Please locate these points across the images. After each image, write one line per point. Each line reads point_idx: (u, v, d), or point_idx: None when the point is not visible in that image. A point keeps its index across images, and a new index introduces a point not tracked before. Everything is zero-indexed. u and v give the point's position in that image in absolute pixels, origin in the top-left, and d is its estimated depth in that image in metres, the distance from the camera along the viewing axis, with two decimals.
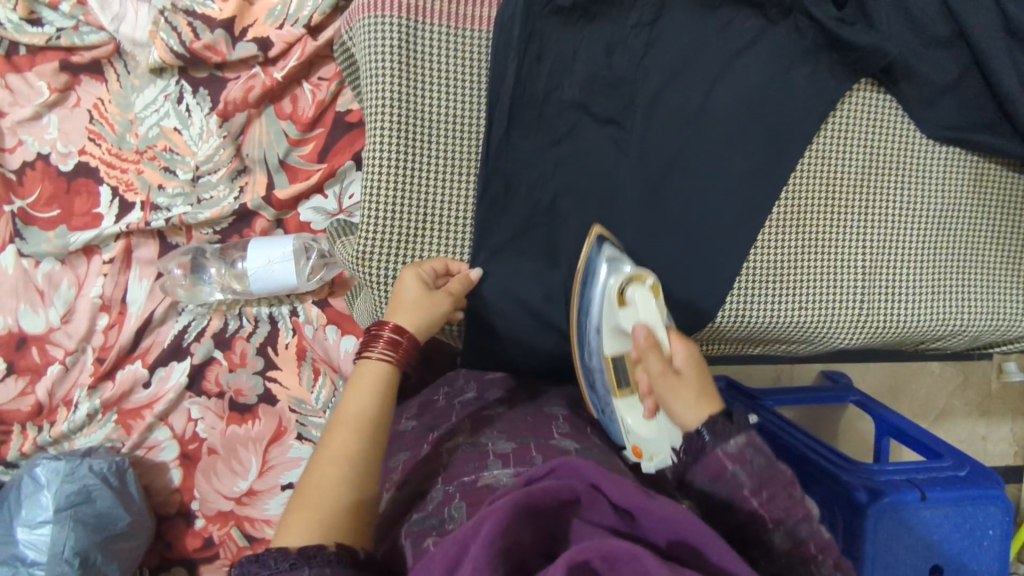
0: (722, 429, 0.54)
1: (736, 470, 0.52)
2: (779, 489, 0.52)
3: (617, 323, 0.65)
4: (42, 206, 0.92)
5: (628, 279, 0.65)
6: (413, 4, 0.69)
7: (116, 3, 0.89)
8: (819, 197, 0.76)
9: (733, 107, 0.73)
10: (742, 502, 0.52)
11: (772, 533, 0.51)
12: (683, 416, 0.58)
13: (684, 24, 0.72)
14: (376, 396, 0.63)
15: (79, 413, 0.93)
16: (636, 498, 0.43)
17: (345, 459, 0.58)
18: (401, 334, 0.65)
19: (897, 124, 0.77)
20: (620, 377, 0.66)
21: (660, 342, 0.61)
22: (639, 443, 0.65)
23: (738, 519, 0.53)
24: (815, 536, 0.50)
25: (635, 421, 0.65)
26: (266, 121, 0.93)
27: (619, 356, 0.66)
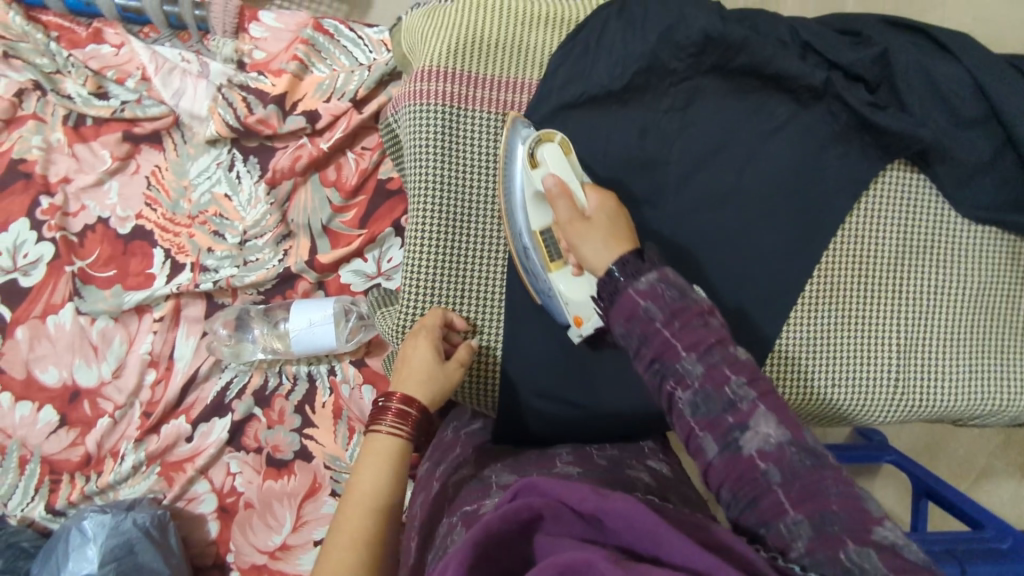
0: (632, 269, 0.57)
1: (647, 304, 0.55)
2: (693, 319, 0.53)
3: (534, 190, 0.68)
4: (100, 266, 0.98)
5: (537, 140, 0.68)
6: (455, 92, 0.72)
7: (176, 79, 0.96)
8: (851, 276, 0.76)
9: (765, 189, 0.74)
10: (655, 335, 0.54)
11: (684, 361, 0.52)
12: (593, 257, 0.61)
13: (718, 106, 0.73)
14: (390, 469, 0.62)
15: (125, 464, 0.96)
16: (593, 502, 0.43)
17: (361, 542, 0.57)
18: (409, 405, 0.65)
19: (930, 204, 0.77)
20: (551, 250, 0.68)
21: (573, 193, 0.65)
22: (579, 311, 0.67)
23: (653, 353, 0.54)
24: (729, 362, 0.52)
25: (567, 288, 0.68)
26: (311, 188, 0.97)
27: (544, 230, 0.69)
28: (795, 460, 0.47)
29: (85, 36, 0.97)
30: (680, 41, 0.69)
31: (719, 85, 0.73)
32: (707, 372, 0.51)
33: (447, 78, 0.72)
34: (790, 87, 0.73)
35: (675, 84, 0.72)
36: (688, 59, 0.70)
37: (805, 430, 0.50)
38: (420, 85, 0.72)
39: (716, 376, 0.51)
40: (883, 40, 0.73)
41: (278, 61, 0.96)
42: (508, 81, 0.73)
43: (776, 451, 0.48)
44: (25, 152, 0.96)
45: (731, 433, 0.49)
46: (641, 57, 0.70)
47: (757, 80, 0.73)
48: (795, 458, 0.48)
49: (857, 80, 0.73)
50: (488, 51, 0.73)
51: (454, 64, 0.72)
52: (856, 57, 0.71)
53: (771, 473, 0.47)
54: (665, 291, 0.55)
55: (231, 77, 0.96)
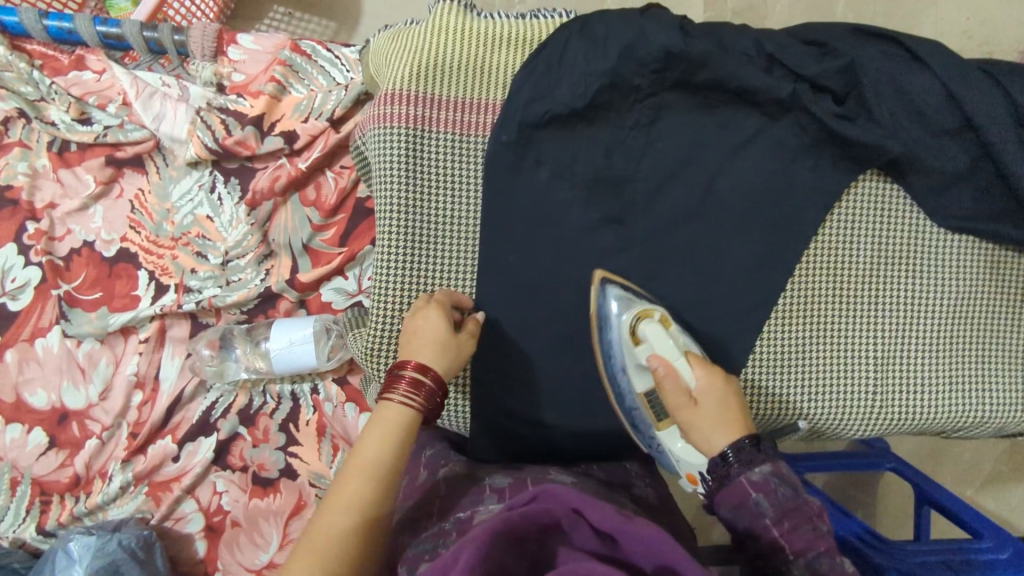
0: (746, 458, 0.60)
1: (759, 497, 0.58)
2: (804, 523, 0.56)
3: (636, 363, 0.70)
4: (86, 288, 0.99)
5: (635, 317, 0.70)
6: (417, 115, 0.72)
7: (157, 103, 0.97)
8: (825, 289, 0.75)
9: (734, 202, 0.74)
10: (762, 532, 0.57)
11: (789, 564, 0.55)
12: (702, 442, 0.63)
13: (684, 120, 0.73)
14: (394, 442, 0.62)
15: (112, 485, 0.97)
16: (614, 522, 0.48)
17: (356, 506, 0.58)
18: (425, 374, 0.64)
19: (904, 214, 0.76)
20: (656, 410, 0.69)
21: (678, 371, 0.65)
22: (690, 470, 0.67)
23: (758, 550, 0.58)
24: (836, 569, 0.54)
25: (677, 447, 0.68)
26: (291, 208, 0.98)
27: (649, 392, 0.70)
28: None
29: (67, 63, 0.99)
30: (642, 58, 0.69)
31: (684, 100, 0.73)
32: (810, 572, 0.54)
33: (410, 101, 0.72)
34: (755, 101, 0.72)
35: (640, 100, 0.72)
36: (651, 75, 0.70)
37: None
38: (383, 108, 0.72)
39: (818, 573, 0.54)
40: (849, 51, 0.72)
41: (257, 83, 0.97)
42: (471, 101, 0.73)
43: None
44: (11, 178, 0.98)
45: None
46: (603, 75, 0.70)
47: (722, 94, 0.72)
48: None
49: (824, 92, 0.73)
50: (450, 72, 0.73)
51: (416, 86, 0.72)
52: (820, 68, 0.71)
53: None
54: (778, 489, 0.58)
55: (211, 99, 0.97)
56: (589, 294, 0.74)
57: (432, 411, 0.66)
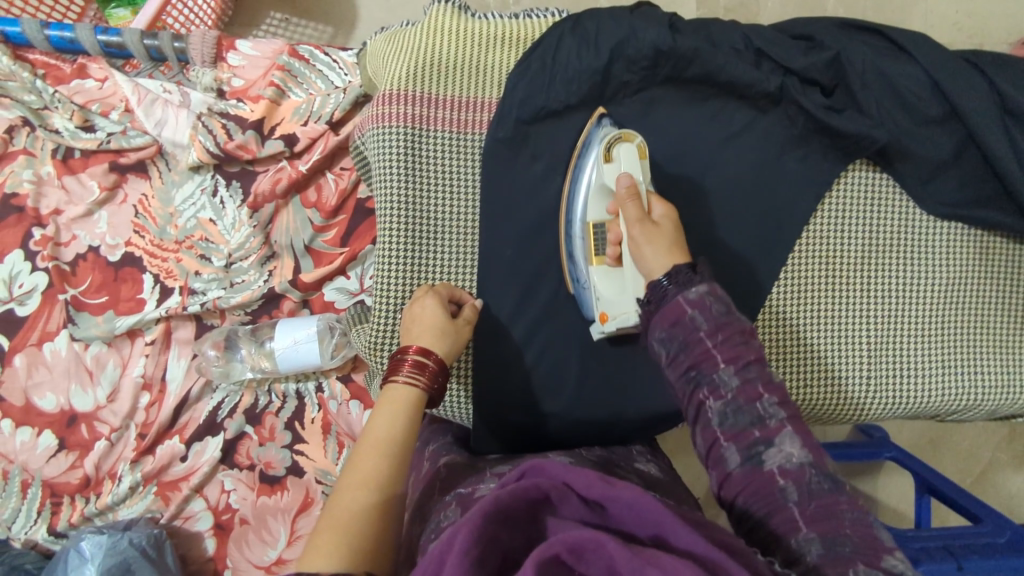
0: (684, 279, 0.59)
1: (695, 314, 0.57)
2: (735, 336, 0.56)
3: (601, 183, 0.69)
4: (92, 293, 1.00)
5: (617, 138, 0.69)
6: (416, 114, 0.73)
7: (158, 109, 0.98)
8: (818, 277, 0.77)
9: (727, 193, 0.75)
10: (696, 344, 0.56)
11: (721, 372, 0.55)
12: (648, 260, 0.62)
13: (676, 115, 0.75)
14: (404, 420, 0.64)
15: (122, 485, 0.98)
16: (602, 490, 0.49)
17: (371, 485, 0.59)
18: (427, 356, 0.66)
19: (894, 202, 0.78)
20: (597, 242, 0.70)
21: (639, 194, 0.66)
22: (606, 308, 0.70)
23: (690, 361, 0.56)
24: (763, 378, 0.55)
25: (604, 281, 0.70)
26: (292, 210, 1.00)
27: (599, 222, 0.70)
28: (814, 481, 0.51)
29: (70, 71, 1.00)
30: (632, 56, 0.71)
31: (675, 95, 0.75)
32: (742, 383, 0.55)
33: (408, 100, 0.73)
34: (745, 94, 0.74)
35: (631, 95, 0.74)
36: (642, 71, 0.72)
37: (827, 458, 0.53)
38: (382, 108, 0.73)
39: (749, 388, 0.55)
40: (836, 44, 0.74)
41: (256, 87, 0.99)
42: (467, 100, 0.75)
43: (797, 471, 0.52)
44: (16, 186, 0.99)
45: (755, 446, 0.53)
46: (595, 72, 0.72)
47: (712, 88, 0.74)
48: (813, 480, 0.51)
49: (812, 84, 0.74)
50: (447, 72, 0.74)
51: (414, 86, 0.73)
52: (807, 62, 0.72)
53: (788, 490, 0.51)
54: (713, 305, 0.57)
55: (212, 104, 0.98)
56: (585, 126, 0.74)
57: (436, 392, 0.68)
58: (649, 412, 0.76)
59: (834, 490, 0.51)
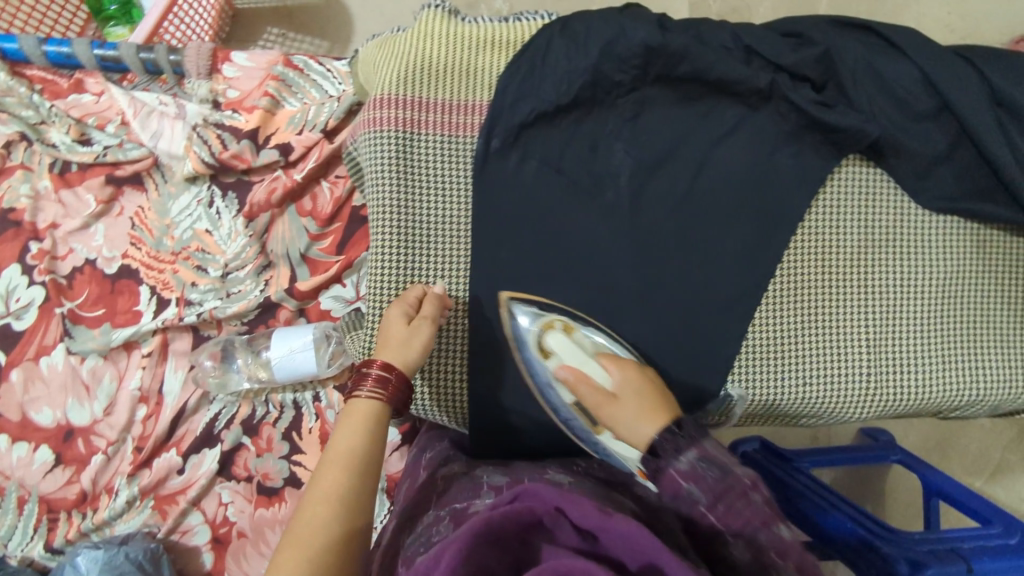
0: (671, 446, 0.57)
1: (691, 486, 0.54)
2: (738, 500, 0.52)
3: (552, 373, 0.69)
4: (88, 306, 1.00)
5: (542, 328, 0.71)
6: (407, 118, 0.74)
7: (154, 121, 0.99)
8: (814, 273, 0.76)
9: (719, 191, 0.75)
10: (701, 518, 0.53)
11: (732, 547, 0.51)
12: (631, 435, 0.61)
13: (667, 114, 0.75)
14: (366, 433, 0.65)
15: (119, 500, 0.97)
16: (597, 520, 0.49)
17: (334, 501, 0.61)
18: (388, 370, 0.67)
19: (889, 197, 0.78)
20: (589, 415, 0.66)
21: (590, 373, 0.66)
22: (636, 466, 0.62)
23: (699, 535, 0.54)
24: (778, 546, 0.49)
25: (619, 449, 0.64)
26: (288, 219, 1.00)
27: (578, 400, 0.68)
28: None
29: (67, 86, 1.02)
30: (622, 54, 0.71)
31: (666, 94, 0.75)
32: (756, 557, 0.50)
33: (399, 105, 0.73)
34: (736, 91, 0.74)
35: (622, 96, 0.74)
36: (632, 71, 0.72)
37: None
38: (374, 113, 0.73)
39: (766, 562, 0.49)
40: (825, 40, 0.74)
41: (252, 98, 0.99)
42: (459, 103, 0.75)
43: None
44: (15, 201, 1.00)
45: None
46: (584, 73, 0.72)
47: (702, 86, 0.74)
48: None
49: (803, 80, 0.74)
50: (437, 76, 0.74)
51: (405, 90, 0.74)
52: (797, 57, 0.73)
53: None
54: (705, 472, 0.54)
55: (207, 116, 0.99)
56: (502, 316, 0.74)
57: (401, 403, 0.68)
58: None
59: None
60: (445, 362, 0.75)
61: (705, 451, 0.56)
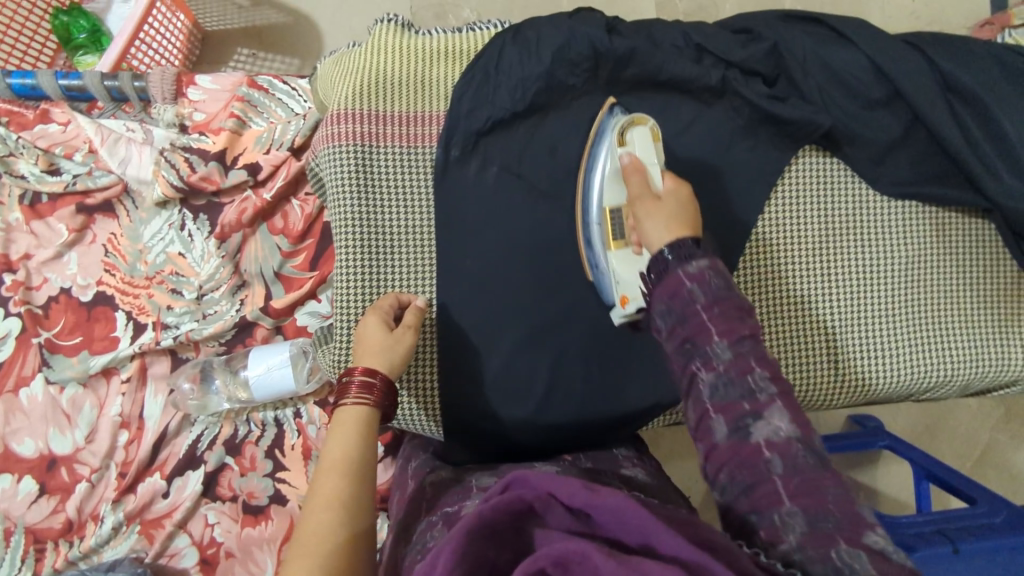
0: (685, 251, 0.60)
1: (693, 286, 0.58)
2: (730, 309, 0.56)
3: (612, 169, 0.70)
4: (65, 334, 1.00)
5: (629, 122, 0.69)
6: (365, 132, 0.74)
7: (122, 148, 1.00)
8: (777, 265, 0.77)
9: (679, 188, 0.76)
10: (693, 317, 0.57)
11: (715, 345, 0.55)
12: (652, 235, 0.63)
13: (623, 115, 0.76)
14: (361, 439, 0.64)
15: (105, 526, 0.97)
16: (586, 498, 0.47)
17: (336, 505, 0.58)
18: (372, 375, 0.66)
19: (847, 185, 0.78)
20: (614, 228, 0.69)
21: (648, 172, 0.66)
22: (626, 291, 0.68)
23: (686, 333, 0.57)
24: (757, 353, 0.55)
25: (621, 265, 0.69)
26: (260, 238, 1.00)
27: (613, 207, 0.70)
28: (801, 456, 0.50)
29: (33, 117, 1.02)
30: (573, 59, 0.73)
31: (621, 96, 0.76)
32: (734, 356, 0.55)
33: (355, 119, 0.74)
34: (688, 89, 0.75)
35: (577, 99, 0.75)
36: (585, 73, 0.73)
37: (816, 434, 0.53)
38: (331, 128, 0.74)
39: (742, 360, 0.54)
40: (774, 34, 0.75)
41: (217, 120, 1.00)
42: (416, 115, 0.75)
43: (784, 444, 0.51)
44: None
45: (744, 419, 0.53)
46: (538, 79, 0.73)
47: (655, 86, 0.76)
48: (800, 455, 0.50)
49: (754, 74, 0.76)
50: (392, 89, 0.75)
51: (360, 104, 0.74)
52: (745, 53, 0.74)
53: (774, 463, 0.50)
54: (712, 279, 0.57)
55: (174, 140, 1.00)
56: (597, 118, 0.74)
57: (387, 407, 0.67)
58: (620, 412, 0.75)
59: (823, 466, 0.50)
60: (416, 373, 0.75)
61: (717, 268, 0.60)
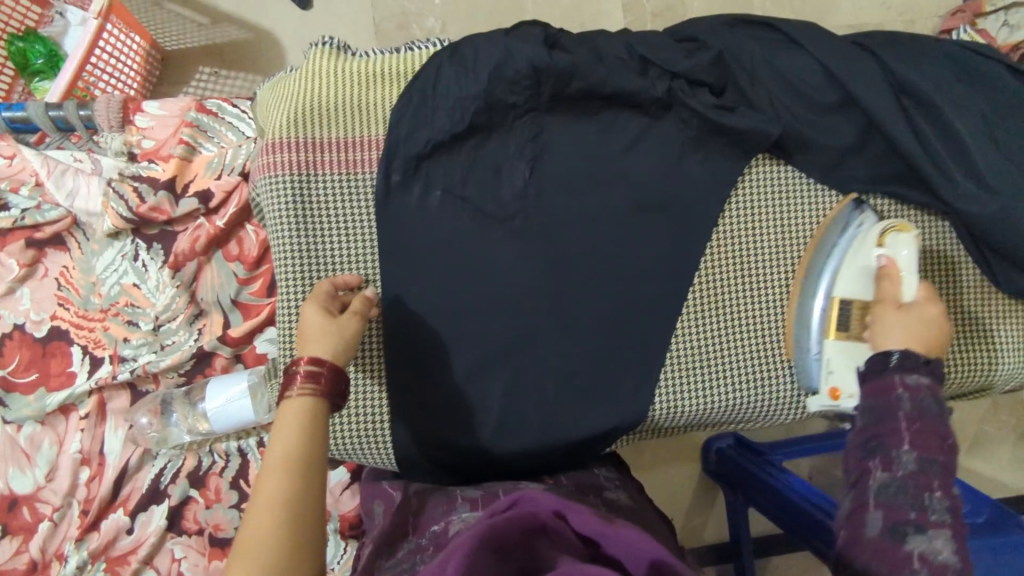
0: (909, 363, 0.61)
1: (906, 394, 0.60)
2: (932, 431, 0.58)
3: (867, 263, 0.69)
4: (21, 371, 0.98)
5: (891, 227, 0.69)
6: (301, 160, 0.72)
7: (70, 180, 0.97)
8: (730, 281, 0.75)
9: (629, 203, 0.74)
10: (892, 422, 0.59)
11: (903, 452, 0.58)
12: (886, 336, 0.65)
13: (568, 132, 0.74)
14: (305, 433, 0.58)
15: (68, 566, 0.94)
16: (598, 526, 0.48)
17: (281, 508, 0.53)
18: (318, 364, 0.61)
19: (801, 194, 0.76)
20: (840, 322, 0.69)
21: (903, 280, 0.67)
22: (838, 382, 0.69)
23: (876, 431, 0.59)
24: (942, 475, 0.57)
25: (829, 359, 0.70)
26: (215, 266, 0.98)
27: (846, 298, 0.69)
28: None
29: None
30: (511, 77, 0.70)
31: (566, 111, 0.74)
32: (919, 469, 0.57)
33: (291, 147, 0.72)
34: (633, 102, 0.73)
35: (519, 117, 0.73)
36: (525, 91, 0.71)
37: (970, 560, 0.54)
38: (267, 158, 0.72)
39: (924, 476, 0.56)
40: (719, 43, 0.73)
41: (167, 146, 0.98)
42: (354, 140, 0.73)
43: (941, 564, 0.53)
44: None
45: (911, 527, 0.55)
46: (476, 97, 0.71)
47: (600, 101, 0.74)
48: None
49: (701, 85, 0.73)
50: (329, 114, 0.73)
51: (296, 132, 0.72)
52: (690, 63, 0.72)
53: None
54: (925, 397, 0.60)
55: (123, 169, 0.97)
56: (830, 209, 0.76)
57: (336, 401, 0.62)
58: (579, 437, 0.72)
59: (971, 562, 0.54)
60: (366, 405, 0.73)
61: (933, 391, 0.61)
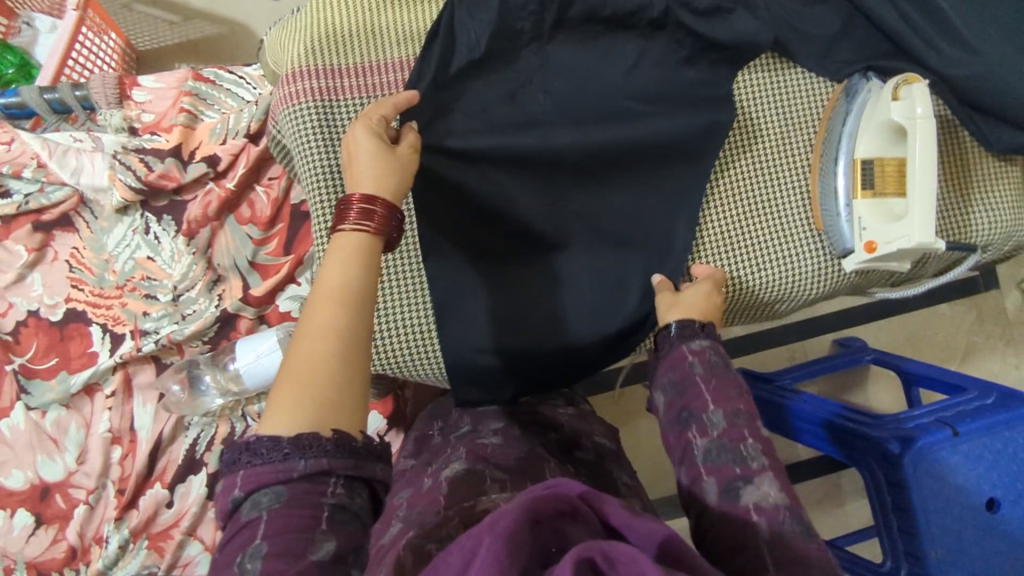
0: (688, 332, 0.67)
1: (694, 360, 0.64)
2: (727, 385, 0.62)
3: (884, 119, 0.73)
4: (40, 357, 0.97)
5: (903, 81, 0.72)
6: (324, 87, 0.74)
7: (72, 159, 0.96)
8: (743, 168, 0.80)
9: (640, 107, 0.78)
10: (691, 388, 0.63)
11: (709, 414, 0.60)
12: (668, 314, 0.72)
13: (575, 47, 0.77)
14: (358, 269, 0.53)
15: (110, 546, 0.93)
16: (622, 516, 0.42)
17: (334, 334, 0.49)
18: (373, 202, 0.56)
19: (799, 81, 0.81)
20: (866, 173, 0.75)
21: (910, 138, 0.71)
22: (873, 236, 0.74)
23: (685, 403, 0.62)
24: (750, 427, 0.59)
25: (867, 213, 0.75)
26: (229, 230, 0.99)
27: (864, 158, 0.75)
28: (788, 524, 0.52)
29: None
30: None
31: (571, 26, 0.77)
32: (728, 425, 0.59)
33: (313, 75, 0.74)
34: (631, 25, 0.77)
35: (527, 42, 0.76)
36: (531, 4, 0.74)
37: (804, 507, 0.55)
38: (289, 88, 0.74)
39: (734, 429, 0.59)
40: None
41: (168, 117, 0.99)
42: (373, 65, 0.76)
43: (771, 509, 0.53)
44: None
45: (734, 482, 0.56)
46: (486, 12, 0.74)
47: (599, 25, 0.77)
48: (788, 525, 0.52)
49: None
50: (346, 43, 0.76)
51: (316, 60, 0.74)
52: None
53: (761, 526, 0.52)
54: (712, 358, 0.65)
55: (125, 143, 0.97)
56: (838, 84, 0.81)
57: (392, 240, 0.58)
58: (616, 330, 0.76)
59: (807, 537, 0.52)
60: (414, 318, 0.76)
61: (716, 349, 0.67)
